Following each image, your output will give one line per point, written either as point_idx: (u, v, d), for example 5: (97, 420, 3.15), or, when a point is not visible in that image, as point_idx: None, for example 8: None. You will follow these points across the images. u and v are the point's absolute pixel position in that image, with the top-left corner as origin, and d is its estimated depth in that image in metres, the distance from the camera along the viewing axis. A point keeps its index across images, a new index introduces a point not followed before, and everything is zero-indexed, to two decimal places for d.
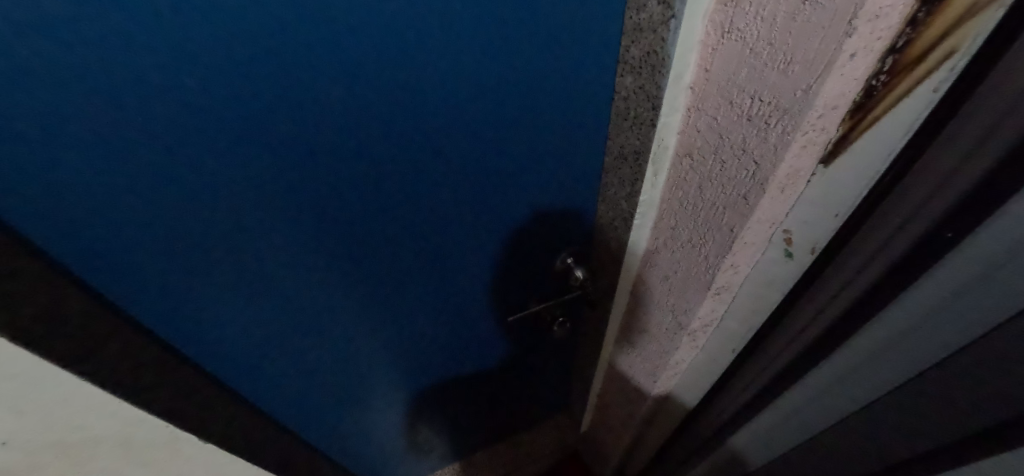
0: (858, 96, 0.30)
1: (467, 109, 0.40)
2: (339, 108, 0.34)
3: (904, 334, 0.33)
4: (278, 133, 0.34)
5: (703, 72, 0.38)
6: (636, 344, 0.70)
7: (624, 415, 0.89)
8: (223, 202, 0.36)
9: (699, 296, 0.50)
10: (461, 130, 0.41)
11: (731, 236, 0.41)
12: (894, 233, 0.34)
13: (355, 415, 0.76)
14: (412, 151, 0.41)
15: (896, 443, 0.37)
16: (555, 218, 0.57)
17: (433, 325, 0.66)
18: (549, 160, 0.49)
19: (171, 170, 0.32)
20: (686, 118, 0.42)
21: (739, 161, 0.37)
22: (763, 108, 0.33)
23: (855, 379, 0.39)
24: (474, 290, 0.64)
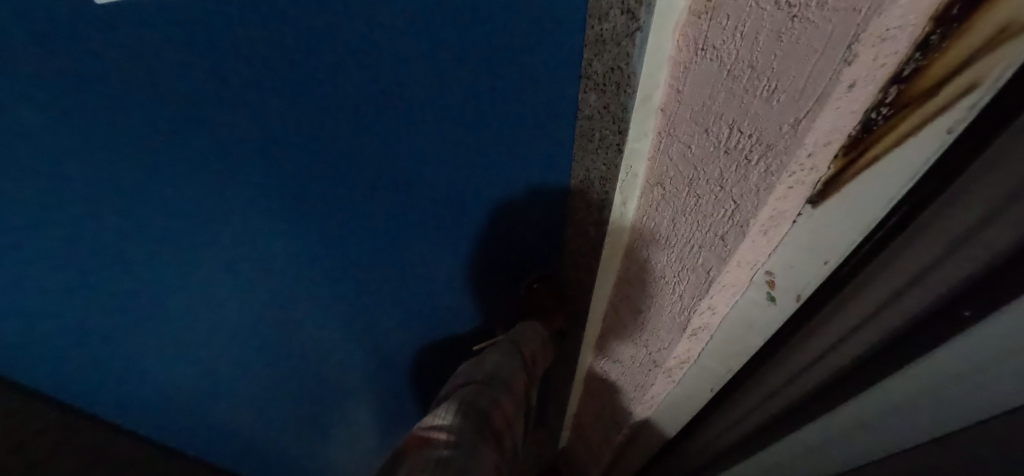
0: (852, 129, 0.24)
1: (417, 118, 0.39)
2: (265, 103, 0.35)
3: (911, 404, 0.30)
4: (205, 122, 0.35)
5: (675, 94, 0.33)
6: (609, 373, 0.66)
7: (602, 439, 0.84)
8: (148, 187, 0.37)
9: (674, 335, 0.45)
10: (404, 136, 0.41)
11: (708, 277, 0.36)
12: (902, 287, 0.30)
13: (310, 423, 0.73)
14: (353, 153, 0.41)
15: None
16: (514, 235, 0.56)
17: (392, 329, 0.65)
18: (499, 174, 0.47)
19: (89, 153, 0.33)
20: (657, 142, 0.37)
21: (716, 198, 0.32)
22: (742, 140, 0.28)
23: (856, 437, 0.36)
24: (434, 299, 0.63)
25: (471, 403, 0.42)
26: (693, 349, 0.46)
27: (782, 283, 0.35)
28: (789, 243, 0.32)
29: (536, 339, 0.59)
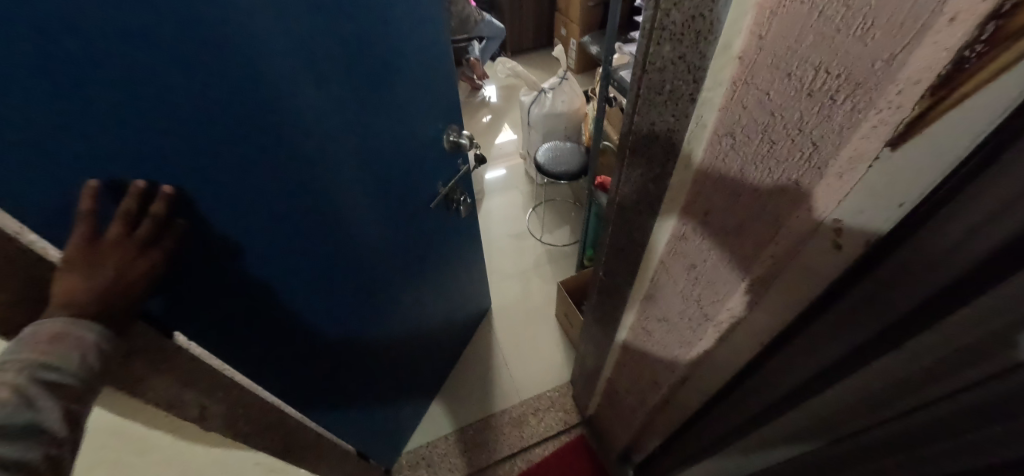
0: (945, 69, 0.24)
1: (332, 42, 0.60)
2: (250, 41, 0.51)
3: (974, 342, 0.29)
4: (210, 66, 0.49)
5: (756, 40, 0.33)
6: (650, 332, 0.70)
7: (635, 402, 0.89)
8: (202, 128, 0.51)
9: (732, 285, 0.48)
10: (332, 62, 0.61)
11: (776, 224, 0.39)
12: (975, 226, 0.28)
13: (346, 338, 0.91)
14: (305, 73, 0.58)
15: (932, 459, 0.34)
16: (424, 110, 0.83)
17: (386, 224, 0.87)
18: (389, 76, 0.71)
19: (156, 109, 0.47)
20: (729, 91, 0.37)
21: (793, 143, 0.34)
22: (829, 81, 0.30)
23: (904, 387, 0.35)
24: (406, 184, 0.87)
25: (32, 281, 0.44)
26: (746, 302, 0.49)
27: (850, 231, 0.35)
28: (863, 189, 0.32)
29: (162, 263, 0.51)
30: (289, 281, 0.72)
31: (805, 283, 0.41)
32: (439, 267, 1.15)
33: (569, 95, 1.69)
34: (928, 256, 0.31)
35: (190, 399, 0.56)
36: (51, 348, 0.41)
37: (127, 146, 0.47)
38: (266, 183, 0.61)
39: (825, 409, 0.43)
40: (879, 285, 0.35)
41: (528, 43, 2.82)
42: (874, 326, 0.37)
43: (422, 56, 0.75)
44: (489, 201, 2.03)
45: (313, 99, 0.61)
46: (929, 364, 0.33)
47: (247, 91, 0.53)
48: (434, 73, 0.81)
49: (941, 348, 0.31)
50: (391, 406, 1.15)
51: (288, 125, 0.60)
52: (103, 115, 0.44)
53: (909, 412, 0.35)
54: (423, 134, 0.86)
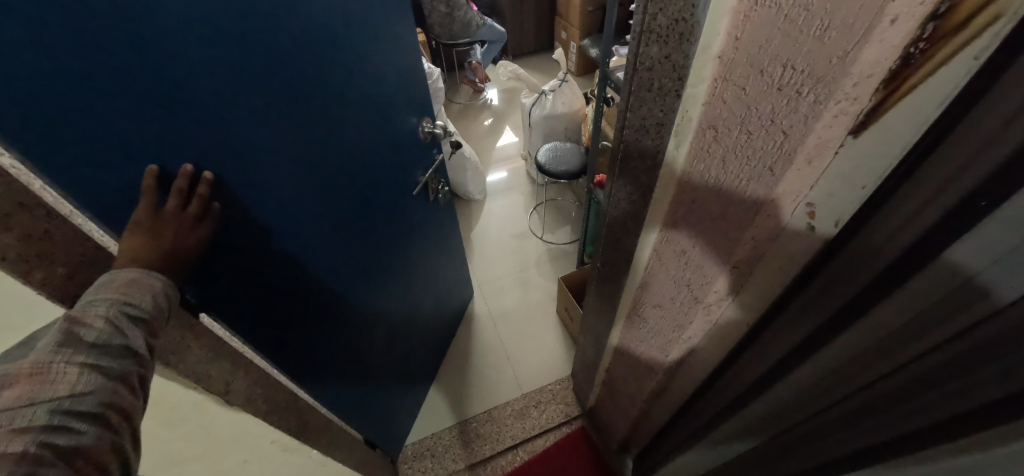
0: (893, 65, 0.28)
1: (328, 43, 0.66)
2: (256, 41, 0.57)
3: (927, 308, 0.34)
4: (220, 61, 0.55)
5: (733, 40, 0.37)
6: (645, 319, 0.73)
7: (632, 389, 0.92)
8: (213, 118, 0.57)
9: (718, 268, 0.51)
10: (330, 61, 0.68)
11: (755, 207, 0.43)
12: (919, 206, 0.32)
13: (350, 326, 0.95)
14: (305, 70, 0.65)
15: (902, 419, 0.39)
16: (406, 104, 0.89)
17: (378, 213, 0.91)
18: (377, 72, 0.77)
19: (172, 100, 0.53)
20: (711, 88, 0.41)
21: (767, 133, 0.38)
22: (795, 77, 0.33)
23: (873, 355, 0.40)
24: (394, 174, 0.92)
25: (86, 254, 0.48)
26: (732, 285, 0.52)
27: (822, 213, 0.39)
28: (832, 173, 0.36)
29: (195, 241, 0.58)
30: (295, 267, 0.77)
31: (787, 262, 0.45)
32: (427, 256, 1.20)
33: (569, 97, 1.73)
34: (883, 238, 0.36)
35: (216, 373, 0.60)
36: (130, 290, 0.48)
37: (146, 132, 0.53)
38: (273, 175, 0.67)
39: (810, 379, 0.48)
40: (839, 264, 0.40)
41: (529, 47, 2.87)
42: (849, 290, 0.40)
43: (399, 51, 0.82)
44: (492, 201, 2.07)
45: (310, 94, 0.67)
46: (895, 328, 0.37)
47: (253, 85, 0.59)
48: (411, 69, 0.88)
49: (904, 311, 0.36)
50: (394, 395, 1.19)
51: (290, 119, 0.66)
52: (127, 104, 0.50)
53: (885, 373, 0.40)
54: (406, 129, 0.91)
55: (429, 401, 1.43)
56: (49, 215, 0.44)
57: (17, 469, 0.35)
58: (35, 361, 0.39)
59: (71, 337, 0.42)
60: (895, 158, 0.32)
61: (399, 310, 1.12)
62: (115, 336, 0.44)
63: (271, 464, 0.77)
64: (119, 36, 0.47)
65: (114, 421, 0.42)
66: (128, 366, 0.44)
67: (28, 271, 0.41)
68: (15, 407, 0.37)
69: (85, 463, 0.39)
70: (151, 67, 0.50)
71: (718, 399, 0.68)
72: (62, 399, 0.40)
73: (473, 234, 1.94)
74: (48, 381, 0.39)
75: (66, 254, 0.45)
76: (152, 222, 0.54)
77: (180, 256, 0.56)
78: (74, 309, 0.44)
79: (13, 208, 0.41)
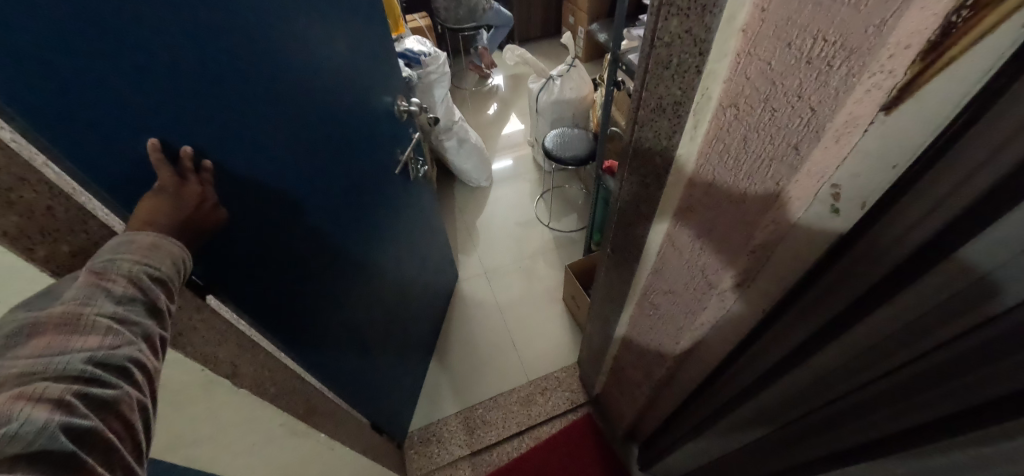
0: (934, 35, 0.27)
1: (308, 18, 0.66)
2: (243, 18, 0.57)
3: (958, 293, 0.33)
4: (213, 40, 0.54)
5: (760, 12, 0.35)
6: (656, 305, 0.73)
7: (640, 376, 0.92)
8: (209, 100, 0.56)
9: (736, 253, 0.50)
10: (313, 37, 0.67)
11: (776, 189, 0.41)
12: (955, 187, 0.31)
13: (352, 306, 0.95)
14: (290, 47, 0.64)
15: (927, 407, 0.39)
16: (381, 81, 0.88)
17: (370, 189, 0.92)
18: (352, 47, 0.77)
19: (170, 81, 0.52)
20: (734, 64, 0.39)
21: (793, 109, 0.36)
22: (826, 48, 0.31)
23: (897, 342, 0.39)
24: (378, 154, 0.91)
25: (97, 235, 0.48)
26: (750, 270, 0.51)
27: (847, 194, 0.37)
28: (860, 152, 0.35)
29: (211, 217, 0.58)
30: (294, 248, 0.76)
31: (812, 245, 0.43)
32: (413, 237, 1.20)
33: (577, 81, 1.70)
34: (915, 221, 0.35)
35: (223, 356, 0.60)
36: (149, 253, 0.48)
37: (145, 115, 0.51)
38: (266, 155, 0.66)
39: (826, 366, 0.47)
40: (866, 248, 0.39)
41: (536, 32, 2.82)
42: (873, 273, 0.40)
43: (370, 26, 0.81)
44: (498, 189, 2.05)
45: (297, 71, 0.67)
46: (921, 314, 0.36)
47: (245, 63, 0.59)
48: (383, 45, 0.87)
49: (933, 296, 0.35)
50: (395, 378, 1.20)
51: (281, 98, 0.66)
52: (126, 86, 0.49)
53: (908, 360, 0.39)
54: (383, 104, 0.91)
55: (435, 388, 1.44)
56: (52, 193, 0.43)
57: (53, 413, 0.35)
58: (65, 311, 0.40)
59: (97, 294, 0.42)
60: (932, 132, 0.32)
61: (392, 290, 1.12)
62: (137, 296, 0.45)
63: (280, 447, 0.77)
64: (113, 16, 0.45)
65: (140, 377, 0.42)
66: (149, 326, 0.45)
67: (29, 248, 0.41)
68: (47, 357, 0.38)
69: (116, 416, 0.39)
70: (144, 47, 0.49)
71: (728, 387, 0.67)
72: (92, 351, 0.40)
73: (478, 221, 1.93)
74: (77, 333, 0.40)
75: (70, 233, 0.45)
76: (169, 191, 0.54)
77: (193, 227, 0.55)
78: (96, 266, 0.44)
79: (15, 183, 0.40)
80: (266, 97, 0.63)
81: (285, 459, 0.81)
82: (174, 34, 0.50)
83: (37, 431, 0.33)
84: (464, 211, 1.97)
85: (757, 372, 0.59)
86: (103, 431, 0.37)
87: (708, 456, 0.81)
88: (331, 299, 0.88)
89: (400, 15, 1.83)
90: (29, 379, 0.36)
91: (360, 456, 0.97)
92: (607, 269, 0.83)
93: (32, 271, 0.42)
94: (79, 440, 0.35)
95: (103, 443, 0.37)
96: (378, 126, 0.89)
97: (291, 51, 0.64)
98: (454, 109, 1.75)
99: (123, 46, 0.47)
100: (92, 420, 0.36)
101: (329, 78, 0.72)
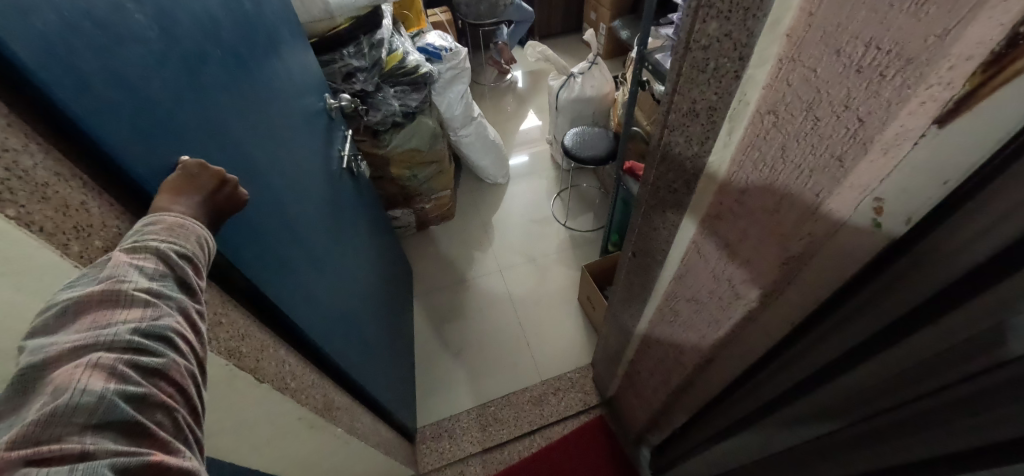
0: (999, 46, 0.25)
1: (238, 33, 0.71)
2: (200, 39, 0.60)
3: (999, 328, 0.31)
4: (189, 60, 0.57)
5: (806, 17, 0.33)
6: (678, 312, 0.71)
7: (657, 382, 0.91)
8: (204, 115, 0.58)
9: (769, 265, 0.49)
10: (245, 50, 0.72)
11: (816, 201, 0.40)
12: (1003, 217, 0.29)
13: (348, 303, 0.96)
14: (236, 62, 0.68)
15: (955, 439, 0.37)
16: (304, 85, 0.97)
17: (326, 184, 0.96)
18: (273, 57, 0.82)
19: (175, 101, 0.53)
20: (775, 70, 0.37)
21: (838, 120, 0.35)
22: (880, 57, 0.30)
23: (929, 369, 0.38)
24: (323, 150, 0.98)
25: (114, 235, 0.46)
26: (779, 282, 0.49)
27: (892, 209, 0.35)
28: (907, 168, 0.33)
29: (229, 197, 0.56)
30: (296, 246, 0.77)
31: (844, 262, 0.42)
32: (371, 233, 1.25)
33: (598, 80, 1.68)
34: (960, 247, 0.33)
35: (246, 350, 0.61)
36: (174, 231, 0.46)
37: (167, 134, 0.51)
38: (254, 160, 0.69)
39: (855, 387, 0.45)
40: (907, 266, 0.38)
41: (556, 27, 2.79)
42: (917, 294, 0.37)
43: (279, 39, 0.88)
44: (514, 186, 2.05)
45: (247, 84, 0.70)
46: (959, 341, 0.35)
47: (215, 81, 0.62)
48: (293, 55, 0.95)
49: (971, 323, 0.33)
50: (394, 374, 1.21)
51: (247, 109, 0.69)
52: (149, 106, 0.49)
53: (933, 390, 0.38)
54: (310, 108, 0.97)
55: (446, 384, 1.45)
56: (84, 187, 0.42)
57: (108, 383, 0.34)
58: (104, 289, 0.38)
59: (130, 270, 0.40)
60: (987, 153, 0.30)
61: (366, 281, 1.13)
62: (167, 272, 0.43)
63: (297, 440, 0.78)
64: (121, 40, 0.47)
65: (182, 346, 0.41)
66: (183, 299, 0.44)
67: (63, 244, 0.40)
68: (94, 331, 0.36)
69: (166, 383, 0.39)
70: (150, 71, 0.50)
71: (748, 400, 0.65)
72: (137, 322, 0.38)
73: (494, 218, 1.92)
74: (120, 307, 0.38)
75: (103, 228, 0.44)
76: (189, 171, 0.52)
77: (218, 210, 0.54)
78: (124, 247, 0.42)
79: (51, 178, 0.39)
80: (237, 109, 0.66)
81: (302, 452, 0.82)
82: (164, 56, 0.53)
83: (96, 400, 0.33)
84: (480, 207, 1.96)
85: (780, 388, 0.58)
86: (157, 397, 0.37)
87: (724, 467, 0.80)
88: (333, 297, 0.89)
89: (423, 9, 1.83)
90: (80, 353, 0.35)
91: (373, 450, 0.99)
92: (627, 273, 0.83)
93: (69, 272, 0.41)
94: (136, 405, 0.35)
95: (160, 406, 0.37)
96: (310, 119, 0.95)
97: (236, 44, 0.69)
98: (473, 105, 1.74)
99: (136, 69, 0.48)
100: (146, 388, 0.36)
101: (265, 74, 0.78)
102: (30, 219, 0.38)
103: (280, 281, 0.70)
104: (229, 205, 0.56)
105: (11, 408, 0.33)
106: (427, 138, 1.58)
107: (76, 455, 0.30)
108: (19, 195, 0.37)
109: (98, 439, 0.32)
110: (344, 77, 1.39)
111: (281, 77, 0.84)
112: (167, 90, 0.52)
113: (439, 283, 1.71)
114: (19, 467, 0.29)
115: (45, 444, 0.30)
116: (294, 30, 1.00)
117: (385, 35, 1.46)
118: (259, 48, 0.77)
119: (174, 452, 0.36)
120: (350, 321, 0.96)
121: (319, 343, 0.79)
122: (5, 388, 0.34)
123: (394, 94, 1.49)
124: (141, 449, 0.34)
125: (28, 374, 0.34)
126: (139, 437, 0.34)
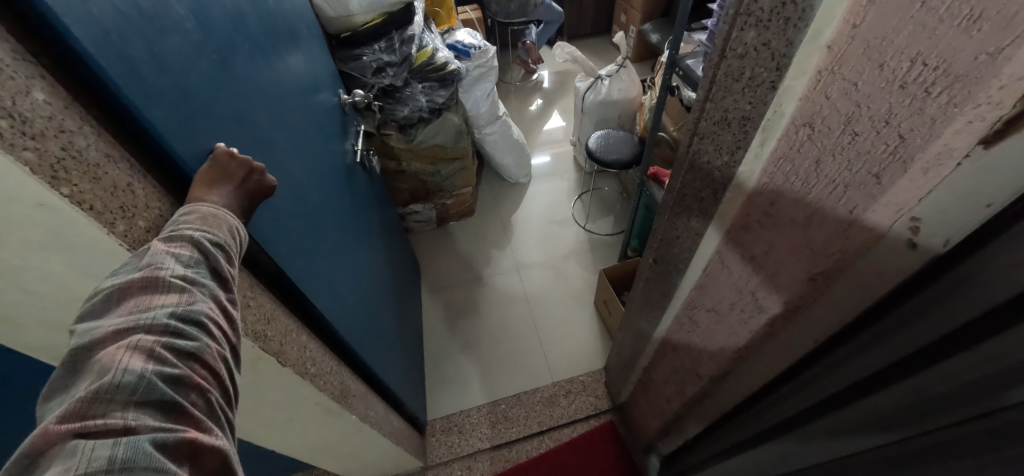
0: None
1: (264, 28, 0.73)
2: (230, 29, 0.62)
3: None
4: (221, 50, 0.59)
5: (850, 28, 0.32)
6: (698, 322, 0.71)
7: (672, 391, 0.90)
8: (233, 102, 0.60)
9: (795, 279, 0.48)
10: (269, 44, 0.74)
11: (850, 217, 0.39)
12: None
13: (364, 294, 0.98)
14: (261, 54, 0.70)
15: None
16: (320, 76, 0.99)
17: (341, 176, 0.98)
18: (293, 51, 0.85)
19: (209, 88, 0.55)
20: (813, 82, 0.37)
21: (878, 135, 0.34)
22: (925, 74, 0.29)
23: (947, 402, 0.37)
24: (338, 142, 1.01)
25: (155, 219, 0.48)
26: (804, 297, 0.49)
27: (928, 230, 0.34)
28: (948, 188, 0.32)
29: (254, 183, 0.57)
30: (316, 235, 0.79)
31: (874, 280, 0.41)
32: (382, 225, 1.28)
33: (626, 83, 1.67)
34: (990, 278, 0.32)
35: (271, 334, 0.63)
36: (208, 220, 0.48)
37: (203, 117, 0.53)
38: (278, 147, 0.71)
39: (872, 413, 0.44)
40: (938, 293, 0.36)
41: (587, 29, 2.78)
42: (947, 323, 0.36)
43: (297, 34, 0.90)
44: (535, 185, 2.05)
45: (270, 74, 0.72)
46: (979, 376, 0.34)
47: (242, 71, 0.64)
48: (311, 50, 0.98)
49: (1001, 357, 0.32)
50: (405, 365, 1.23)
51: (272, 100, 0.72)
52: (187, 91, 0.51)
53: (948, 424, 0.37)
54: (326, 100, 1.00)
55: (457, 380, 1.46)
56: (130, 169, 0.44)
57: (147, 363, 0.36)
58: (144, 276, 0.40)
59: (167, 257, 0.42)
60: None
61: (380, 273, 1.16)
62: (201, 259, 0.45)
63: (313, 424, 0.81)
64: (162, 28, 0.49)
65: (214, 331, 0.43)
66: (215, 287, 0.45)
67: (110, 223, 0.42)
68: (135, 315, 0.38)
69: (200, 366, 0.41)
70: (185, 57, 0.52)
71: (763, 415, 0.64)
72: (174, 307, 0.41)
73: (514, 216, 1.93)
74: (158, 292, 0.40)
75: (145, 210, 0.46)
76: (217, 161, 0.53)
77: (249, 197, 0.56)
78: (162, 236, 0.44)
79: (101, 159, 0.41)
80: (262, 98, 0.68)
81: (317, 436, 0.85)
82: (201, 45, 0.55)
83: (137, 379, 0.35)
84: (501, 205, 1.97)
85: (796, 407, 0.57)
86: (192, 378, 0.39)
87: None
88: (349, 286, 0.91)
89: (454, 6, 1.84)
90: (123, 336, 0.37)
91: (384, 440, 1.01)
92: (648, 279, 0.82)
93: (114, 250, 0.43)
94: (173, 386, 0.37)
95: (195, 387, 0.39)
96: (327, 111, 0.98)
97: (261, 37, 0.71)
98: (499, 103, 1.76)
99: (174, 56, 0.50)
100: (181, 369, 0.38)
101: (287, 68, 0.80)
102: (82, 198, 0.39)
103: (303, 269, 0.72)
104: (255, 191, 0.57)
105: (62, 387, 0.35)
106: (453, 134, 1.60)
107: (119, 430, 0.32)
108: (72, 175, 0.38)
109: (139, 416, 0.34)
110: (374, 71, 1.41)
111: (300, 70, 0.87)
112: (202, 77, 0.54)
113: (456, 279, 1.73)
114: (69, 439, 0.31)
115: (92, 419, 0.32)
116: (311, 28, 1.03)
117: (417, 31, 1.48)
118: (280, 42, 0.79)
119: (208, 430, 0.38)
120: (366, 312, 0.99)
121: (338, 330, 0.81)
122: (57, 368, 0.36)
123: (422, 90, 1.51)
124: (177, 426, 0.35)
125: (78, 354, 0.36)
126: (177, 414, 0.36)
